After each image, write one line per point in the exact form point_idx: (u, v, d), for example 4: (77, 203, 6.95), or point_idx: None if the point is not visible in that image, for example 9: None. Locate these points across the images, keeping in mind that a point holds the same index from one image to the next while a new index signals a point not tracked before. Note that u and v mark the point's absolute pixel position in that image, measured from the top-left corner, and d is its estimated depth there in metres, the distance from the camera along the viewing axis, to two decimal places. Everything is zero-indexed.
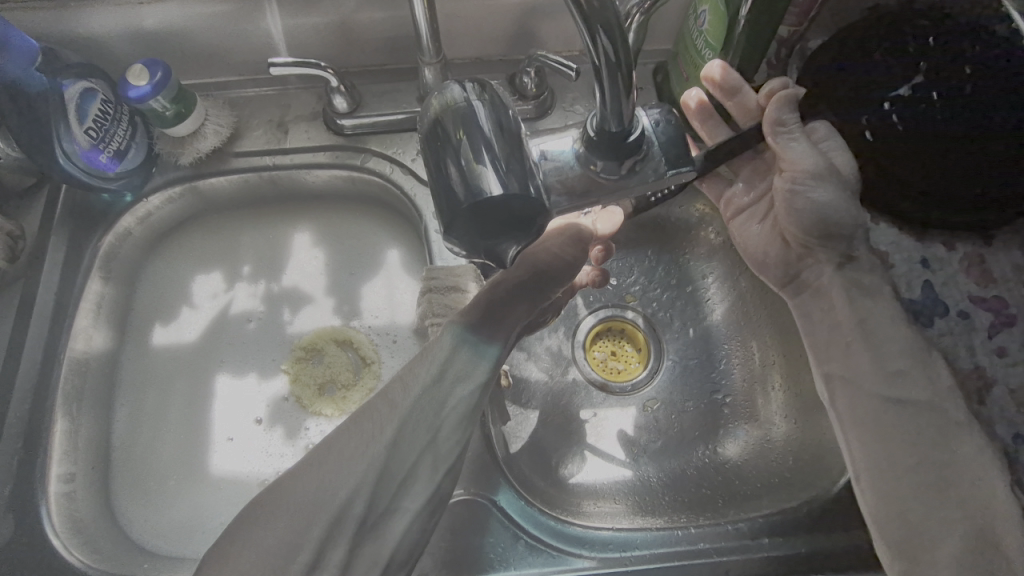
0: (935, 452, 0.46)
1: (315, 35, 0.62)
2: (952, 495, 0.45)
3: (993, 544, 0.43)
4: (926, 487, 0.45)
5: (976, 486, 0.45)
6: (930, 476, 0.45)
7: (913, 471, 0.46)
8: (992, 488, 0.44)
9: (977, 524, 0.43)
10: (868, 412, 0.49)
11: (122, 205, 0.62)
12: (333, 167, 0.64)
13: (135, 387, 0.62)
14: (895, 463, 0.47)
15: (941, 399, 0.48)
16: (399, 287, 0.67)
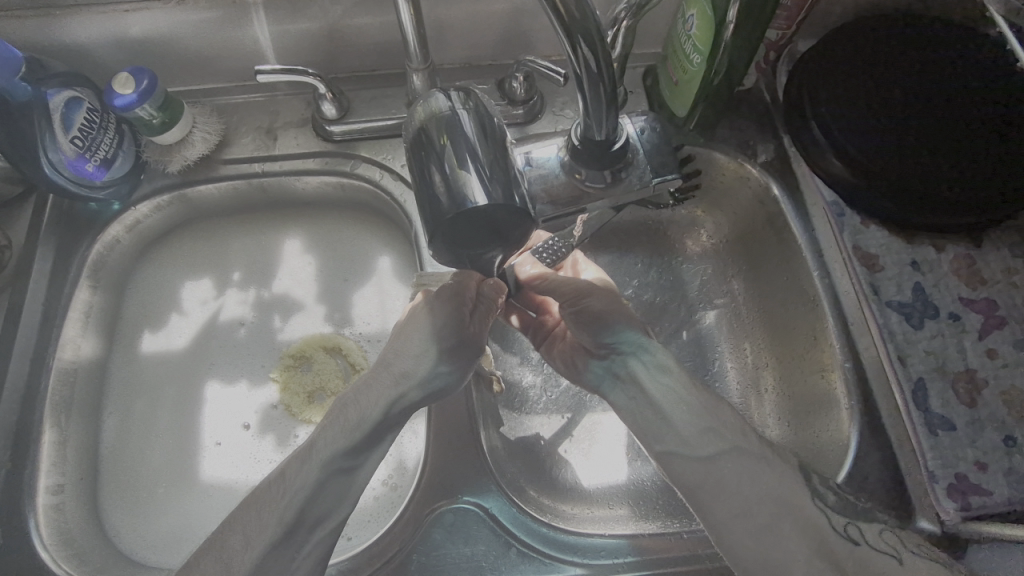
0: (763, 490, 0.45)
1: (302, 40, 0.61)
2: (792, 536, 0.43)
3: (830, 560, 0.41)
4: (761, 528, 0.43)
5: (798, 512, 0.44)
6: (764, 516, 0.44)
7: (760, 515, 0.44)
8: (802, 506, 0.44)
9: (813, 546, 0.42)
10: (686, 475, 0.47)
11: (109, 214, 0.62)
12: (322, 174, 0.64)
13: (125, 395, 0.61)
14: (738, 513, 0.44)
15: (742, 438, 0.47)
16: (390, 293, 0.66)
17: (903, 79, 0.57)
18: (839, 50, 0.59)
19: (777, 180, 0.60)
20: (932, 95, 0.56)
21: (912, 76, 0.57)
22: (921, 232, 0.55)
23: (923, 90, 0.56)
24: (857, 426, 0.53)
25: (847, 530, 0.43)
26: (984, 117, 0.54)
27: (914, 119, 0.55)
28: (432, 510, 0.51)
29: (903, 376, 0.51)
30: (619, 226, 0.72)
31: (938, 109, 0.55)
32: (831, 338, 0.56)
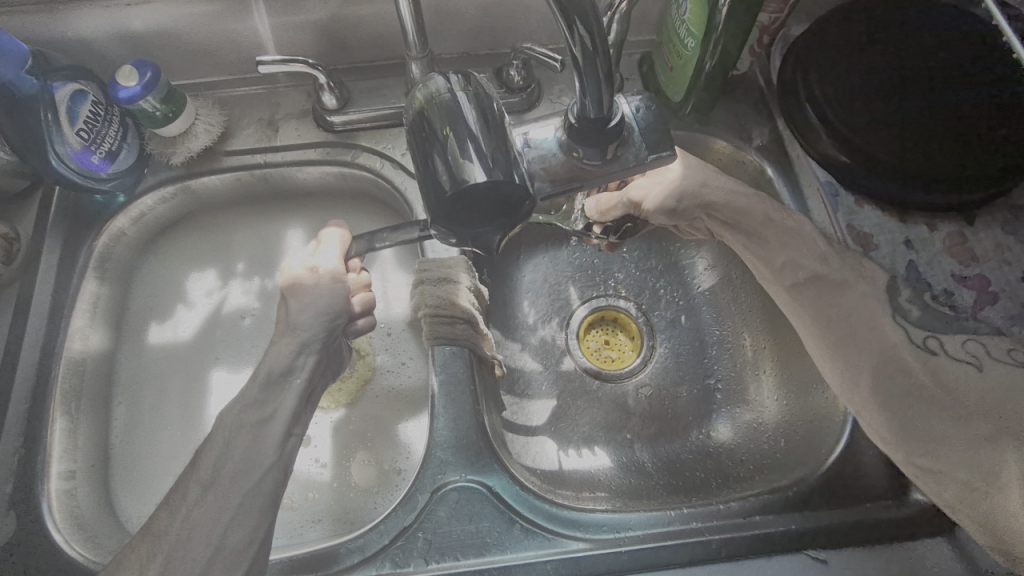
0: (848, 314, 0.51)
1: (301, 32, 0.62)
2: (863, 346, 0.50)
3: (904, 372, 0.48)
4: (837, 340, 0.51)
5: (874, 333, 0.50)
6: (842, 330, 0.51)
7: (836, 327, 0.52)
8: (883, 327, 0.50)
9: (885, 357, 0.49)
10: (782, 289, 0.55)
11: (115, 206, 0.63)
12: (322, 164, 0.65)
13: (133, 385, 0.62)
14: (819, 324, 0.52)
15: (830, 269, 0.52)
16: (393, 280, 0.67)
17: (898, 64, 0.57)
18: (835, 33, 0.60)
19: (772, 164, 0.61)
20: (925, 74, 0.57)
21: (905, 62, 0.57)
22: (914, 211, 0.57)
23: (915, 75, 0.57)
24: None
25: (927, 342, 0.49)
26: (973, 106, 0.55)
27: (907, 95, 0.56)
28: (438, 489, 0.52)
29: None
30: None
31: (930, 94, 0.56)
32: None
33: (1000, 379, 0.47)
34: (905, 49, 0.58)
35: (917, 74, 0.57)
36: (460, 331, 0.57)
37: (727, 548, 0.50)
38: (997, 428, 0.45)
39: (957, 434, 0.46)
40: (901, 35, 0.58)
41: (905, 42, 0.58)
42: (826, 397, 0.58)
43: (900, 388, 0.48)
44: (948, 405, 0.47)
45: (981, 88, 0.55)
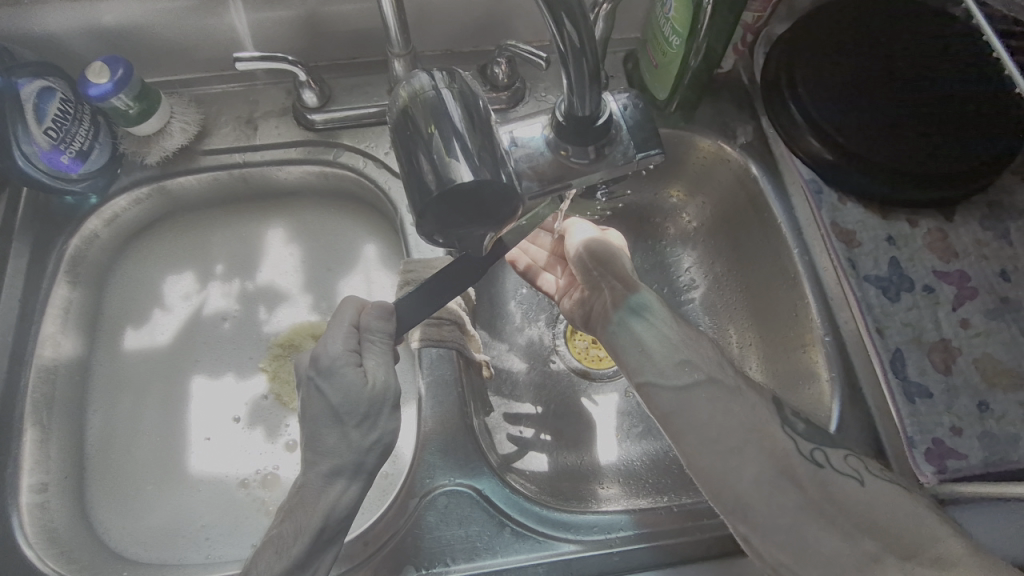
0: (736, 419, 0.45)
1: (280, 28, 0.61)
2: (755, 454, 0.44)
3: (793, 481, 0.43)
4: (726, 451, 0.44)
5: (769, 439, 0.45)
6: (732, 440, 0.44)
7: (725, 434, 0.44)
8: (775, 436, 0.45)
9: (776, 466, 0.43)
10: (662, 402, 0.47)
11: (87, 208, 0.61)
12: (303, 163, 0.64)
13: (108, 392, 0.60)
14: (703, 438, 0.45)
15: (718, 371, 0.47)
16: (377, 282, 0.66)
17: (881, 63, 0.58)
18: (825, 24, 0.60)
19: (756, 162, 0.62)
20: (905, 73, 0.57)
21: (889, 59, 0.58)
22: (895, 208, 0.57)
23: (894, 74, 0.57)
24: (839, 397, 0.54)
25: (814, 454, 0.45)
26: (944, 113, 0.56)
27: (888, 94, 0.57)
28: (426, 494, 0.51)
29: (881, 347, 0.53)
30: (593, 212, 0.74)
31: (911, 94, 0.57)
32: (811, 313, 0.57)
33: (888, 493, 0.43)
34: (885, 48, 0.58)
35: (897, 72, 0.58)
36: (447, 333, 0.55)
37: (717, 547, 0.50)
38: (883, 544, 0.40)
39: (849, 554, 0.40)
40: (881, 33, 0.59)
41: (885, 41, 0.59)
42: (810, 392, 0.57)
43: (793, 504, 0.42)
44: (838, 523, 0.42)
45: (958, 98, 0.56)
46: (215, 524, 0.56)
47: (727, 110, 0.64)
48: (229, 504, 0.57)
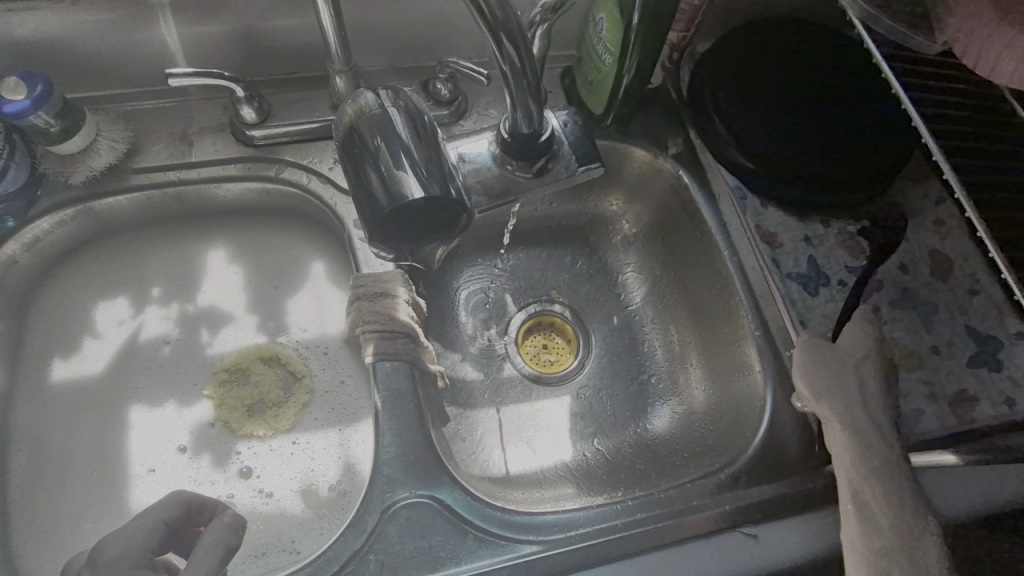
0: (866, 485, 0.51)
1: (214, 43, 0.59)
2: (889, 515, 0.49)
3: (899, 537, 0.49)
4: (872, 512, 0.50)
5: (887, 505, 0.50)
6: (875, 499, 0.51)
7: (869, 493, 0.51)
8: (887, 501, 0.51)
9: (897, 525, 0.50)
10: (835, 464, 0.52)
11: (3, 231, 0.57)
12: (243, 180, 0.62)
13: (34, 428, 0.57)
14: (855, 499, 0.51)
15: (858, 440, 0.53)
16: (327, 299, 0.65)
17: (789, 77, 0.64)
18: (743, 43, 0.66)
19: (687, 170, 0.67)
20: (809, 85, 0.63)
21: (812, 88, 0.63)
22: (811, 211, 0.63)
23: (810, 94, 0.63)
24: (771, 387, 0.59)
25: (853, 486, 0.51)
26: (870, 142, 0.61)
27: (797, 106, 0.62)
28: (387, 508, 0.50)
29: (804, 338, 0.58)
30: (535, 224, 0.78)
31: (817, 105, 0.62)
32: (742, 311, 0.62)
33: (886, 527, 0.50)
34: (790, 63, 0.64)
35: (802, 85, 0.63)
36: (401, 346, 0.56)
37: (671, 534, 0.53)
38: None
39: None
40: (787, 51, 0.65)
41: (791, 58, 0.65)
42: (746, 382, 0.62)
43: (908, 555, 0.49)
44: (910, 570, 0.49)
45: (856, 107, 0.62)
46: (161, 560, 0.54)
47: (659, 123, 0.69)
48: None
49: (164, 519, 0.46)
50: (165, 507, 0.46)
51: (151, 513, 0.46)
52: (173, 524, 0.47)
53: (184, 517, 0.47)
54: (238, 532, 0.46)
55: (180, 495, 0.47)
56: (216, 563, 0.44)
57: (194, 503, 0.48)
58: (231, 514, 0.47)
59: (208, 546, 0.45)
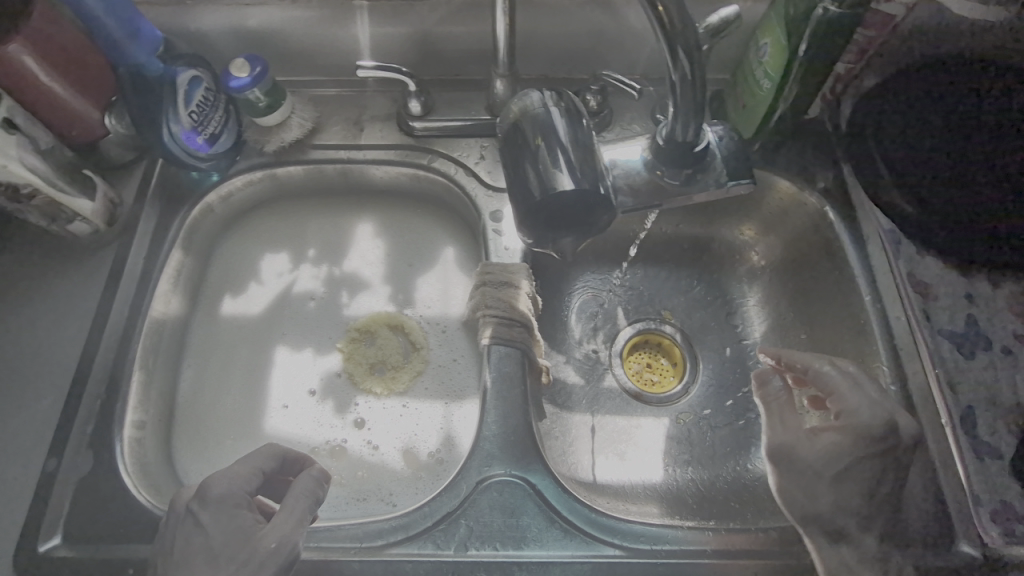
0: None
1: (396, 42, 0.67)
2: None
3: None
4: None
5: None
6: None
7: None
8: None
9: None
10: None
11: (207, 184, 0.68)
12: (399, 164, 0.69)
13: (202, 351, 0.67)
14: None
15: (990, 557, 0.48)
16: (453, 282, 0.70)
17: (974, 113, 0.59)
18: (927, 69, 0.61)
19: (834, 206, 0.64)
20: (996, 125, 0.58)
21: (999, 129, 0.58)
22: (977, 266, 0.57)
23: (994, 137, 0.58)
24: None
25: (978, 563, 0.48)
26: None
27: (976, 150, 0.59)
28: (482, 481, 0.52)
29: (953, 407, 0.53)
30: (657, 243, 0.78)
31: (1001, 149, 0.58)
32: (880, 364, 0.57)
33: None
34: (978, 96, 0.59)
35: (990, 124, 0.58)
36: (516, 334, 0.58)
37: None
38: None
39: None
40: (984, 79, 0.59)
41: (982, 89, 0.59)
42: None
43: None
44: None
45: None
46: None
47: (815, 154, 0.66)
48: None
49: (260, 468, 0.51)
50: (262, 457, 0.51)
51: (249, 462, 0.51)
52: (267, 472, 0.52)
53: (276, 468, 0.53)
54: (322, 485, 0.51)
55: (270, 448, 0.53)
56: (303, 512, 0.49)
57: (285, 457, 0.53)
58: (318, 468, 0.52)
59: (297, 495, 0.49)
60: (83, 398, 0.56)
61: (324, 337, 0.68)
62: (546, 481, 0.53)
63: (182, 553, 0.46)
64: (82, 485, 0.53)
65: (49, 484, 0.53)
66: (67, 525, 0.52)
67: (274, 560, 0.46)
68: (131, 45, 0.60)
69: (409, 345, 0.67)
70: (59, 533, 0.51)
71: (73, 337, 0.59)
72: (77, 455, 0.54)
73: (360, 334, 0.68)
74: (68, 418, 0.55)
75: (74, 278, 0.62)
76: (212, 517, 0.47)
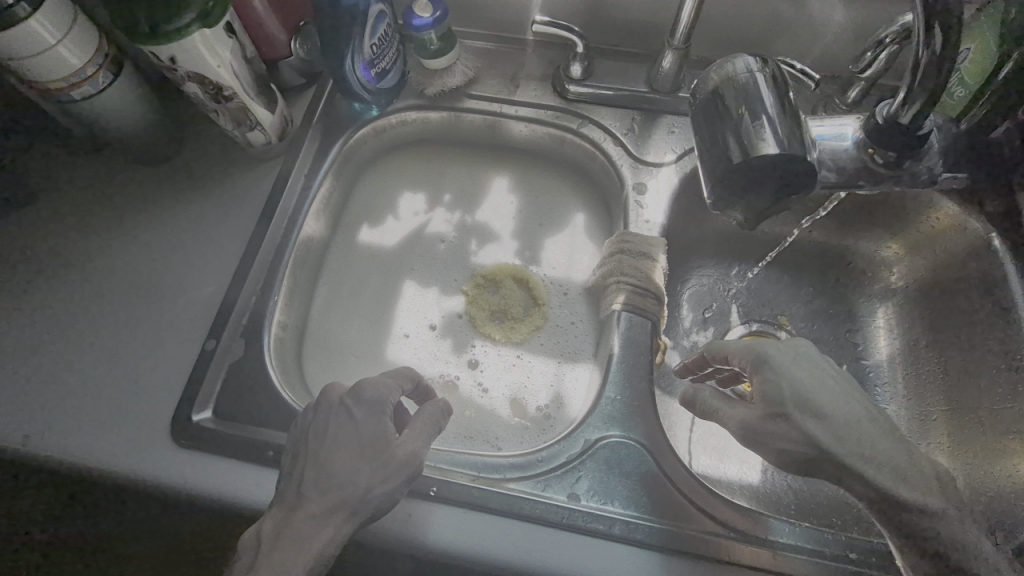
0: None
1: (568, 4, 0.68)
2: None
3: None
4: None
5: None
6: None
7: None
8: None
9: None
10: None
11: (367, 117, 0.71)
12: (548, 124, 0.70)
13: (337, 271, 0.70)
14: None
15: None
16: (579, 247, 0.71)
17: None
18: None
19: (1002, 235, 0.60)
20: None
21: None
22: None
23: None
24: None
25: None
26: None
27: None
28: (601, 438, 0.53)
29: None
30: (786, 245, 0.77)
31: None
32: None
33: None
34: None
35: None
36: (649, 305, 0.59)
37: None
38: None
39: None
40: None
41: None
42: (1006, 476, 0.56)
43: None
44: None
45: None
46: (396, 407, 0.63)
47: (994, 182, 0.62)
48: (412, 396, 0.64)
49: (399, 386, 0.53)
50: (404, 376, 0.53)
51: (395, 377, 0.53)
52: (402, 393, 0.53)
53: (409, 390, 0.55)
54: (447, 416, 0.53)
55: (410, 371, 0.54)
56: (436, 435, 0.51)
57: (420, 381, 0.55)
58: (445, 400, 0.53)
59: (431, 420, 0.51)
60: (241, 292, 0.60)
61: (452, 278, 0.70)
62: (666, 451, 0.53)
63: (327, 444, 0.49)
64: (234, 369, 0.58)
65: (205, 364, 0.57)
66: (219, 401, 0.56)
67: (406, 470, 0.48)
68: None
69: (529, 300, 0.69)
70: (210, 408, 0.56)
71: (237, 236, 0.64)
72: (231, 341, 0.58)
73: (490, 277, 0.70)
74: (226, 307, 0.59)
75: (243, 184, 0.67)
76: (366, 416, 0.50)
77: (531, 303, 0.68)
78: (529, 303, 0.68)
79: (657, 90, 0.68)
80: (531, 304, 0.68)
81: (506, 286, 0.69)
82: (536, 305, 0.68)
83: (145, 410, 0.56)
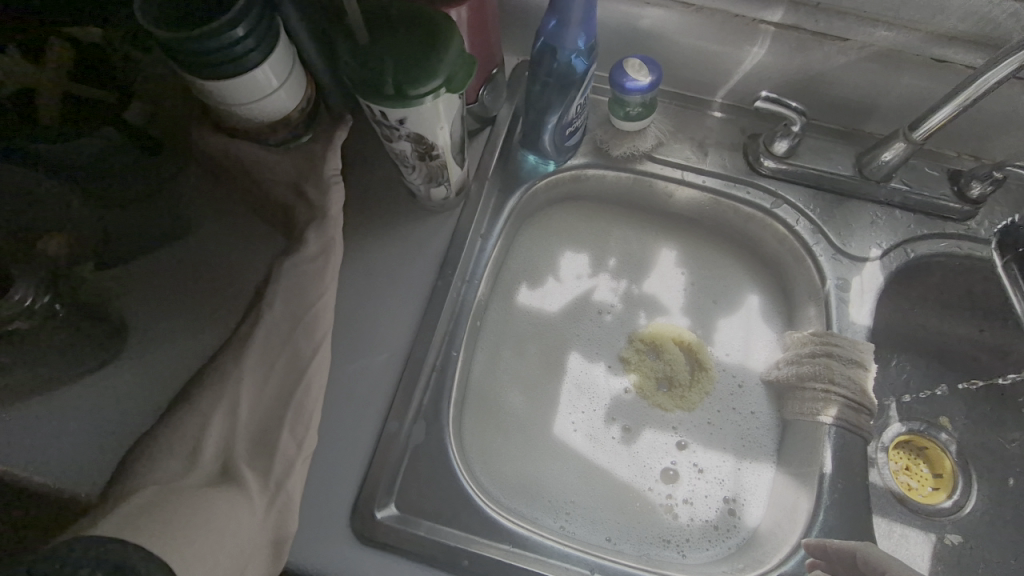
0: None
1: (778, 77, 0.63)
2: None
3: None
4: None
5: None
6: None
7: None
8: None
9: None
10: None
11: (542, 172, 0.66)
12: (737, 199, 0.65)
13: (496, 336, 0.65)
14: None
15: None
16: (756, 332, 0.67)
17: None
18: None
19: None
20: None
21: None
22: None
23: None
24: None
25: None
26: None
27: None
28: None
29: None
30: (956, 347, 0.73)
31: None
32: None
33: None
34: None
35: None
36: (864, 423, 0.56)
37: None
38: None
39: None
40: None
41: None
42: None
43: None
44: None
45: None
46: (576, 501, 0.58)
47: None
48: (584, 481, 0.60)
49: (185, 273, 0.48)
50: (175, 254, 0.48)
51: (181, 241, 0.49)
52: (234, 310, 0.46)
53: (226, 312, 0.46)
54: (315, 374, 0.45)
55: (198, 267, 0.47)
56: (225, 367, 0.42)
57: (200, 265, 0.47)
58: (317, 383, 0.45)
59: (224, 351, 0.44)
60: (419, 369, 0.56)
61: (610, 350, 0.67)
62: None
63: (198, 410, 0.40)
64: (414, 454, 0.54)
65: (386, 450, 0.53)
66: (400, 488, 0.52)
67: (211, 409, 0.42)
68: (571, 32, 0.53)
69: (692, 360, 0.66)
70: (393, 501, 0.51)
71: (412, 296, 0.59)
72: (412, 423, 0.55)
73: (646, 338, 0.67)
74: (405, 385, 0.55)
75: (415, 237, 0.62)
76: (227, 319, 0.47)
77: (694, 362, 0.66)
78: (692, 365, 0.66)
79: (864, 175, 0.64)
80: (693, 365, 0.66)
81: (664, 349, 0.66)
82: (698, 367, 0.66)
83: (320, 491, 0.52)
